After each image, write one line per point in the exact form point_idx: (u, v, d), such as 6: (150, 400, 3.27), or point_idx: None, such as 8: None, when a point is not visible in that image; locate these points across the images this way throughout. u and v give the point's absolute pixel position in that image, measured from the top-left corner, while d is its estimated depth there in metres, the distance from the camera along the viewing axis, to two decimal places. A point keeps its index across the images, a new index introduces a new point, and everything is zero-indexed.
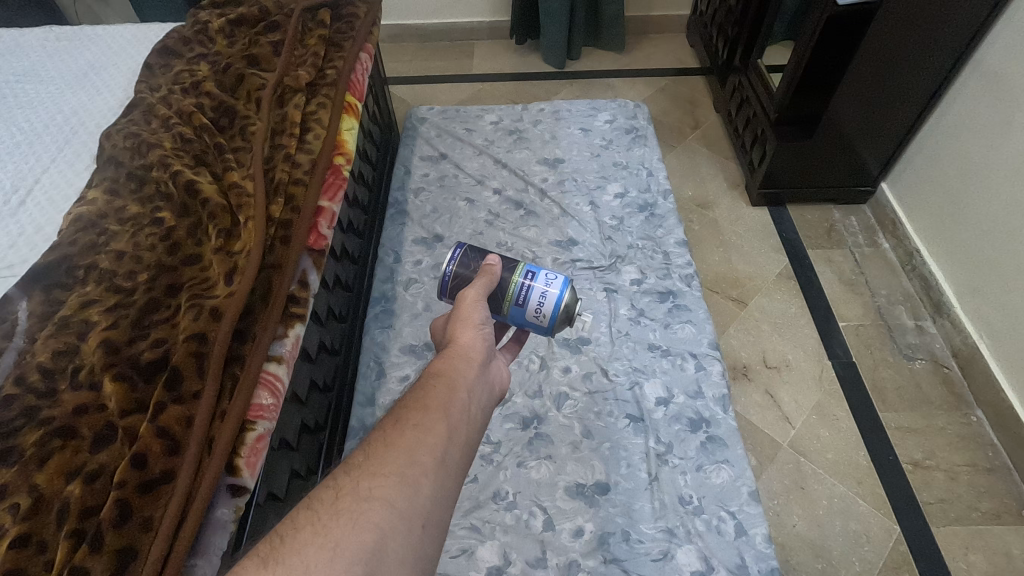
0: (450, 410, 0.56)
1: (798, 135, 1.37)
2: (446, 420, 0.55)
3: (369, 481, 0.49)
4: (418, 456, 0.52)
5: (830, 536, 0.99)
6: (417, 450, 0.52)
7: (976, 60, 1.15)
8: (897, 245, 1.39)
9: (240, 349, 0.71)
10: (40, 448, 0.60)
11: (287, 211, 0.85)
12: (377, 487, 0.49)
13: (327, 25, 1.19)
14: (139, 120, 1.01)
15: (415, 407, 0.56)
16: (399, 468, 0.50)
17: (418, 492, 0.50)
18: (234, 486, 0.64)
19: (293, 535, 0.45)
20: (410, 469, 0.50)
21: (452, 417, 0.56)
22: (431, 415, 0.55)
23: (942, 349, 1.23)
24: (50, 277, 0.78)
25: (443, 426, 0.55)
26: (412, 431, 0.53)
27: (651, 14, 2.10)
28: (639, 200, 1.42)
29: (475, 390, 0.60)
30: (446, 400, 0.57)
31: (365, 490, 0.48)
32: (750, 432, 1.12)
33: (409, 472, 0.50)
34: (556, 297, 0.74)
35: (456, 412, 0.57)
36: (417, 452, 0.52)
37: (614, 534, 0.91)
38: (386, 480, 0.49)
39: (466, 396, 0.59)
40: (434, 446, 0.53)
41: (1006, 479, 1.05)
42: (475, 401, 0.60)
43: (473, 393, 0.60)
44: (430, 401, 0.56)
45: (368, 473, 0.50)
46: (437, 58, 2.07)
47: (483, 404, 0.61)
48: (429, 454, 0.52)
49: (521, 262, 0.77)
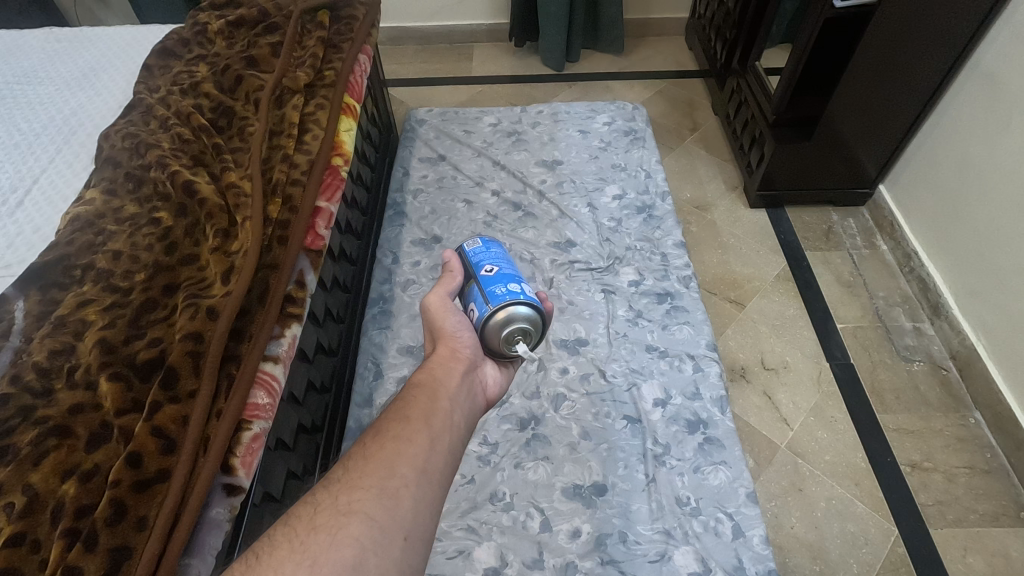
0: (431, 420, 0.56)
1: (797, 138, 1.38)
2: (427, 429, 0.55)
3: (348, 495, 0.49)
4: (399, 468, 0.52)
5: (828, 537, 0.99)
6: (397, 462, 0.52)
7: (977, 59, 1.15)
8: (895, 247, 1.39)
9: (236, 349, 0.71)
10: (35, 447, 0.60)
11: (285, 211, 0.85)
12: (356, 500, 0.49)
13: (326, 27, 1.19)
14: (137, 121, 1.01)
15: (395, 419, 0.56)
16: (378, 480, 0.50)
17: (399, 505, 0.49)
18: (229, 486, 0.64)
19: (269, 552, 0.45)
20: (390, 482, 0.50)
21: (434, 425, 0.56)
22: (411, 426, 0.55)
23: (940, 351, 1.23)
24: (47, 276, 0.78)
25: (424, 437, 0.55)
26: (392, 443, 0.53)
27: (649, 17, 2.10)
28: (638, 202, 1.42)
29: (458, 397, 0.60)
30: (427, 410, 0.57)
31: (345, 504, 0.49)
32: (748, 433, 1.12)
33: (389, 484, 0.50)
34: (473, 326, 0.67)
35: (438, 421, 0.57)
36: (397, 464, 0.52)
37: (610, 536, 0.91)
38: (365, 493, 0.49)
39: (448, 404, 0.58)
40: (414, 456, 0.53)
41: (1004, 481, 1.05)
42: (458, 409, 0.59)
43: (456, 401, 0.60)
44: (411, 412, 0.56)
45: (347, 487, 0.50)
46: (436, 60, 2.07)
47: (468, 411, 0.61)
48: (410, 465, 0.52)
49: (468, 283, 0.70)
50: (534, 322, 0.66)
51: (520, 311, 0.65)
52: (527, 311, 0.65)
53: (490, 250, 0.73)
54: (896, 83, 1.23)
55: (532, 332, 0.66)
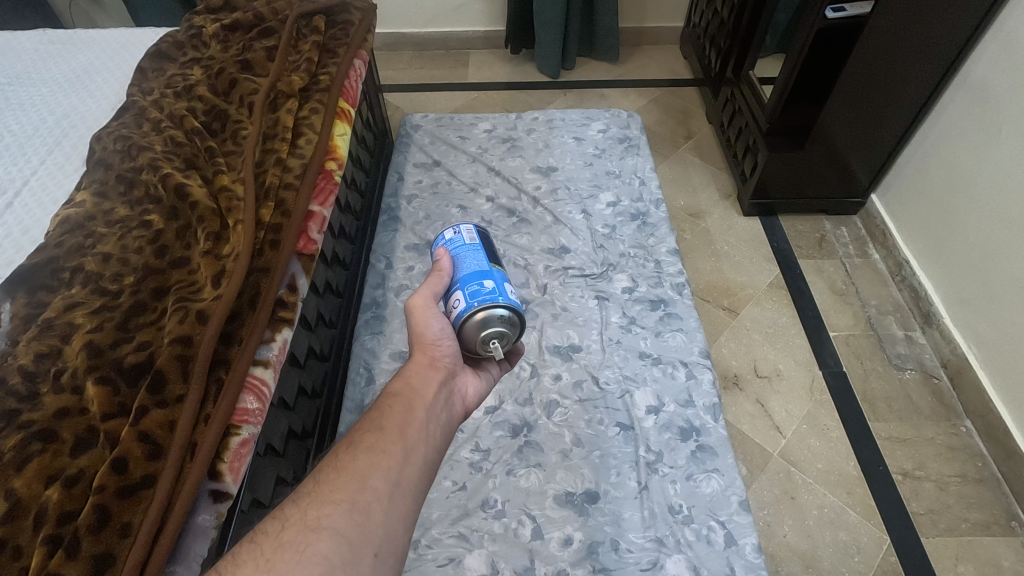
0: (406, 432, 0.56)
1: (790, 146, 1.38)
2: (402, 441, 0.55)
3: (318, 510, 0.48)
4: (371, 481, 0.51)
5: (821, 546, 0.99)
6: (370, 474, 0.52)
7: (965, 72, 1.17)
8: (887, 256, 1.40)
9: (226, 353, 0.71)
10: (20, 452, 0.59)
11: (277, 215, 0.85)
12: (326, 516, 0.48)
13: (321, 31, 1.19)
14: (129, 124, 1.00)
15: (370, 430, 0.55)
16: (349, 494, 0.50)
17: (370, 520, 0.49)
18: (216, 492, 0.63)
19: (232, 572, 0.44)
20: (361, 495, 0.50)
21: (409, 436, 0.56)
22: (385, 437, 0.55)
23: (931, 360, 1.23)
24: (34, 279, 0.77)
25: (399, 449, 0.54)
26: (365, 454, 0.53)
27: (645, 26, 2.12)
28: (631, 209, 1.42)
29: (435, 408, 0.60)
30: (402, 421, 0.57)
31: (313, 520, 0.48)
32: (740, 441, 1.12)
33: (360, 498, 0.50)
34: (457, 316, 0.65)
35: (414, 432, 0.56)
36: (370, 477, 0.51)
37: (603, 544, 0.91)
38: (335, 507, 0.49)
39: (424, 414, 0.58)
40: (387, 468, 0.52)
41: (994, 490, 1.05)
42: (434, 420, 0.59)
43: (433, 412, 0.59)
44: (385, 423, 0.56)
45: (317, 502, 0.49)
46: (432, 66, 2.08)
47: (444, 421, 0.60)
48: (382, 478, 0.52)
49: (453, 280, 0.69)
50: (511, 323, 0.66)
51: (498, 311, 0.65)
52: (505, 312, 0.65)
53: (472, 250, 0.72)
54: (887, 93, 1.24)
55: (508, 332, 0.66)
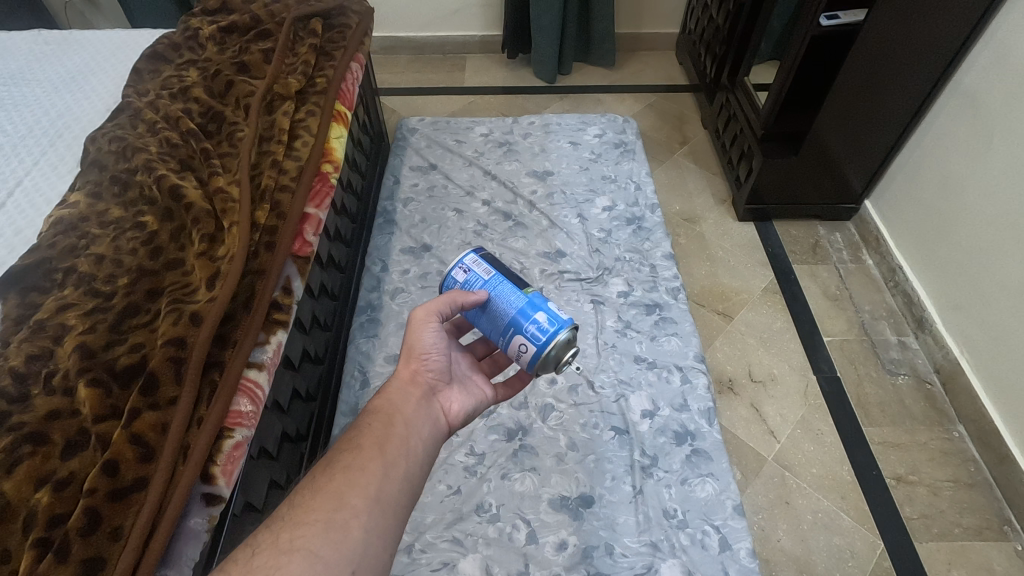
0: (387, 448, 0.56)
1: (784, 153, 1.39)
2: (382, 457, 0.55)
3: (291, 532, 0.47)
4: (349, 499, 0.51)
5: (815, 550, 0.99)
6: (348, 492, 0.51)
7: (955, 81, 1.19)
8: (881, 261, 1.41)
9: (220, 355, 0.70)
10: (9, 454, 0.58)
11: (273, 217, 0.85)
12: (300, 537, 0.47)
13: (318, 35, 1.19)
14: (125, 125, 1.00)
15: (348, 449, 0.55)
16: (325, 514, 0.49)
17: (349, 536, 0.48)
18: (208, 495, 0.63)
19: None
20: (338, 514, 0.49)
21: (389, 452, 0.55)
22: (364, 455, 0.54)
23: (923, 365, 1.24)
24: (27, 280, 0.76)
25: (377, 465, 0.54)
26: (343, 473, 0.53)
27: (641, 32, 2.13)
28: (627, 213, 1.43)
29: (416, 422, 0.60)
30: (382, 436, 0.56)
31: (286, 542, 0.47)
32: (734, 446, 1.12)
33: (337, 516, 0.49)
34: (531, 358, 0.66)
35: (393, 448, 0.56)
36: (348, 495, 0.51)
37: (597, 548, 0.90)
38: (310, 527, 0.48)
39: (404, 429, 0.58)
40: (366, 486, 0.52)
41: (988, 496, 1.06)
42: (415, 434, 0.59)
43: (413, 426, 0.59)
44: (364, 441, 0.56)
45: (290, 525, 0.48)
46: (429, 70, 2.08)
47: (427, 436, 0.60)
48: (360, 495, 0.51)
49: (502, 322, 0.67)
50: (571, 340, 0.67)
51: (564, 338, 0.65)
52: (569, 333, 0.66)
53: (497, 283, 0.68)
54: (880, 101, 1.26)
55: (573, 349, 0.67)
